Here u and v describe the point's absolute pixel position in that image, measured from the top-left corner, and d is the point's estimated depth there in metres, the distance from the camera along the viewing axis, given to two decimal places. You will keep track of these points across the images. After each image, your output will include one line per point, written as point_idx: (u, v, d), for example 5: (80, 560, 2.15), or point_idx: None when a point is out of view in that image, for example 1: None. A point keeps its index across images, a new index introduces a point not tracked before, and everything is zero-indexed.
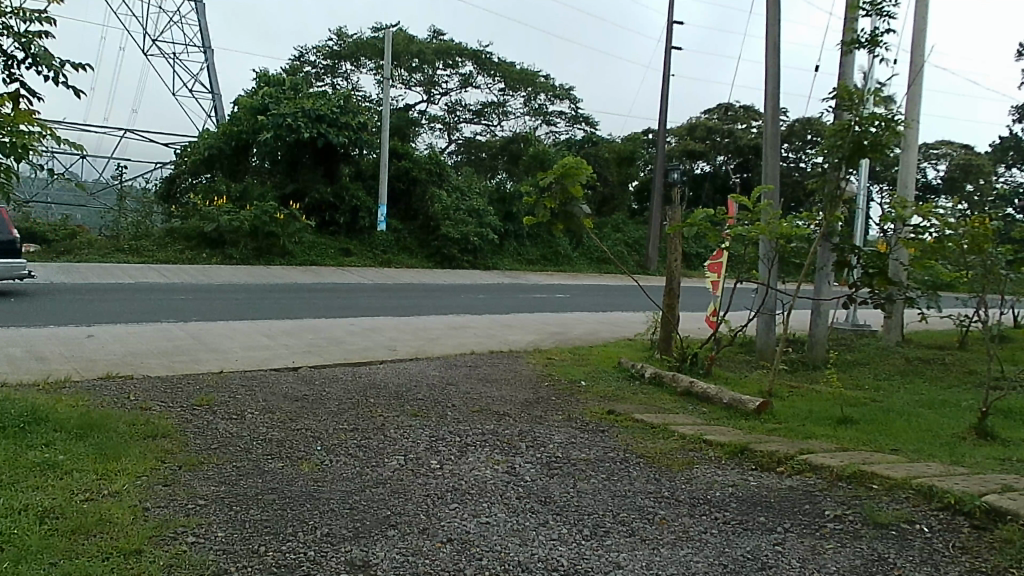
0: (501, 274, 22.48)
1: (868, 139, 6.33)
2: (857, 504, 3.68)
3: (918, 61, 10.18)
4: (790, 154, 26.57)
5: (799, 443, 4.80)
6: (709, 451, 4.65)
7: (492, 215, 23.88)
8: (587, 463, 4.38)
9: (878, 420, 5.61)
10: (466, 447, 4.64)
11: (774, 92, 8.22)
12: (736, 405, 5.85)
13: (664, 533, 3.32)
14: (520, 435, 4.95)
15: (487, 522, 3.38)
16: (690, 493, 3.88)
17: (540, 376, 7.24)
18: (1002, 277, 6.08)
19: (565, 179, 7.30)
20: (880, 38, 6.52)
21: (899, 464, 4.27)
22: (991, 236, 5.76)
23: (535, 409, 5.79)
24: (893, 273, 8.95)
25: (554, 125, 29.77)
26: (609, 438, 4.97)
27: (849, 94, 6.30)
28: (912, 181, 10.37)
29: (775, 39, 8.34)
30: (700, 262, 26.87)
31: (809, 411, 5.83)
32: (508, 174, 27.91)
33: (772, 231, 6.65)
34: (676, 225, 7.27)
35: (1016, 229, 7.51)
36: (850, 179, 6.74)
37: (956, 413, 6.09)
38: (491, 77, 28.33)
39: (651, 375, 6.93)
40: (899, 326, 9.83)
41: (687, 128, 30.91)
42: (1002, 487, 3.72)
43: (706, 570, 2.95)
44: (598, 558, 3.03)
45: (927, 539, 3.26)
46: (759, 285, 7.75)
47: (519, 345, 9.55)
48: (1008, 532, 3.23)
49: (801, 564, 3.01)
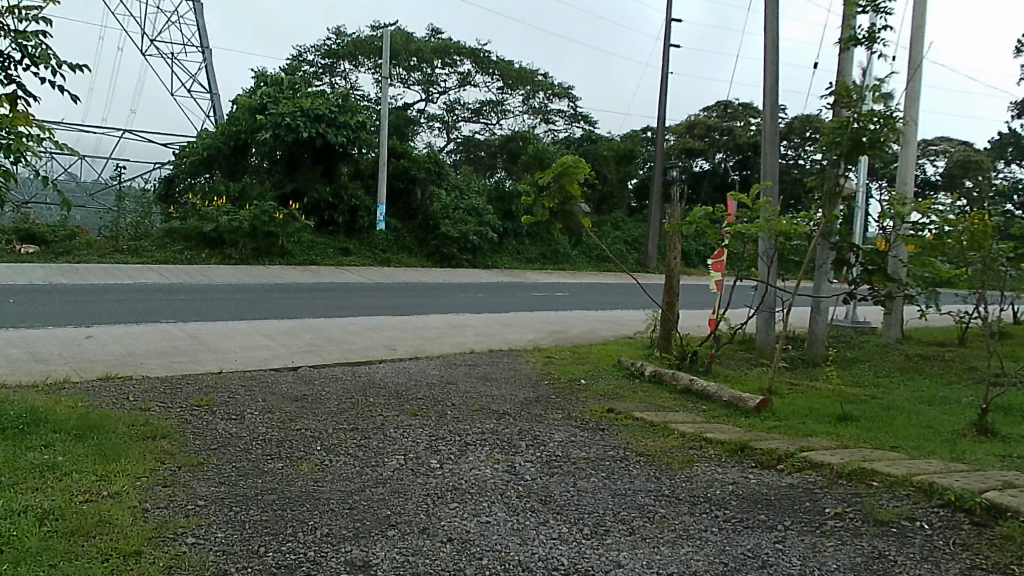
0: (501, 272, 22.47)
1: (867, 136, 6.31)
2: (858, 501, 3.68)
3: (916, 57, 10.18)
4: (789, 151, 26.58)
5: (800, 441, 4.80)
6: (709, 448, 4.65)
7: (491, 213, 23.87)
8: (588, 461, 4.38)
9: (878, 417, 5.62)
10: (466, 446, 4.63)
11: (773, 89, 8.21)
12: (736, 403, 5.84)
13: (665, 531, 3.32)
14: (520, 434, 4.95)
15: (487, 522, 3.38)
16: (690, 491, 3.88)
17: (540, 375, 7.24)
18: (1002, 274, 6.08)
19: (563, 178, 7.30)
20: (878, 35, 6.51)
21: (899, 461, 4.27)
22: (991, 232, 5.73)
23: (534, 408, 5.80)
24: (892, 270, 8.95)
25: (553, 124, 29.77)
26: (609, 436, 4.97)
27: (847, 91, 6.30)
28: (911, 177, 10.36)
29: (773, 36, 8.33)
30: (700, 260, 26.88)
31: (809, 408, 5.84)
32: (507, 172, 27.91)
33: (771, 228, 6.65)
34: (675, 223, 7.27)
35: (1016, 225, 7.50)
36: (848, 175, 6.74)
37: (956, 410, 6.09)
38: (490, 76, 28.29)
39: (651, 373, 6.93)
40: (899, 322, 9.83)
41: (686, 125, 30.93)
42: (1002, 483, 3.72)
43: (707, 569, 2.94)
44: (598, 557, 3.03)
45: (928, 536, 3.26)
46: (759, 283, 7.75)
47: (519, 344, 9.55)
48: (1009, 529, 3.23)
49: (801, 562, 3.01)
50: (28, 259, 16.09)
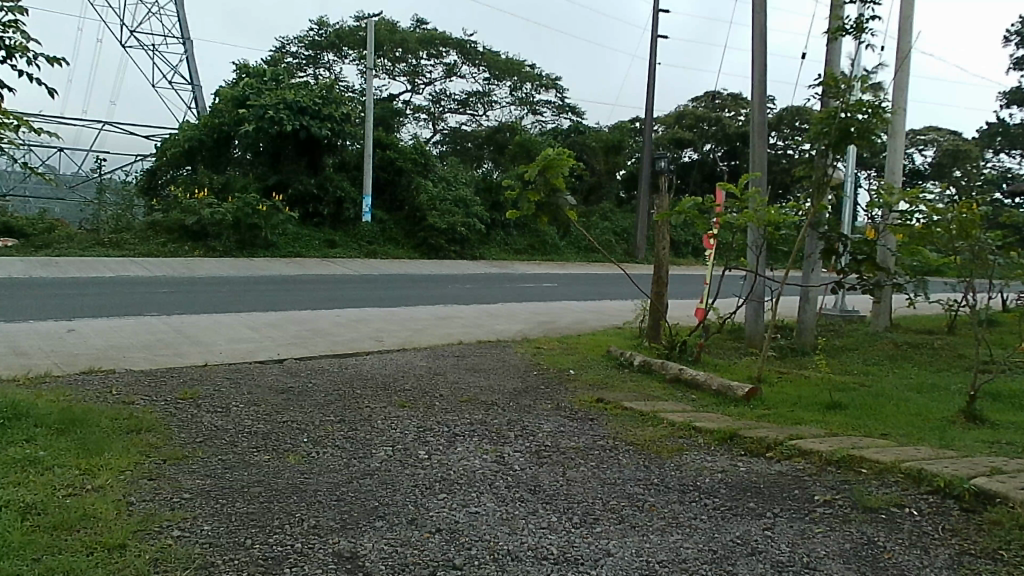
0: (488, 264, 22.45)
1: (854, 126, 6.32)
2: (847, 488, 3.68)
3: (904, 47, 10.20)
4: (778, 141, 26.67)
5: (789, 429, 4.80)
6: (699, 437, 4.65)
7: (478, 204, 23.86)
8: (577, 450, 4.39)
9: (867, 405, 5.63)
10: (455, 437, 4.62)
11: (760, 80, 8.20)
12: (725, 391, 5.85)
13: (654, 519, 3.32)
14: (508, 424, 4.96)
15: (476, 512, 3.37)
16: (679, 479, 3.88)
17: (529, 365, 7.22)
18: (990, 263, 6.06)
19: (548, 171, 7.28)
20: (865, 25, 6.52)
21: (889, 448, 4.29)
22: (978, 221, 5.74)
23: (523, 398, 5.79)
24: (881, 260, 8.97)
25: (540, 115, 29.79)
26: (599, 426, 4.96)
27: (835, 80, 6.29)
28: (900, 167, 10.40)
29: (761, 27, 8.33)
30: (689, 251, 26.96)
31: (799, 396, 5.85)
32: (493, 163, 27.93)
33: (759, 218, 6.60)
34: (662, 214, 7.23)
35: (1004, 214, 7.51)
36: (836, 166, 6.75)
37: (944, 397, 6.11)
38: (476, 67, 28.25)
39: (640, 363, 6.93)
40: (887, 312, 9.89)
41: (675, 116, 30.99)
42: (990, 469, 3.74)
43: (698, 556, 2.94)
44: (587, 546, 3.03)
45: (916, 522, 3.27)
46: (747, 273, 7.73)
47: (507, 335, 9.54)
48: (997, 514, 3.24)
49: (790, 548, 3.01)
50: (9, 253, 15.99)
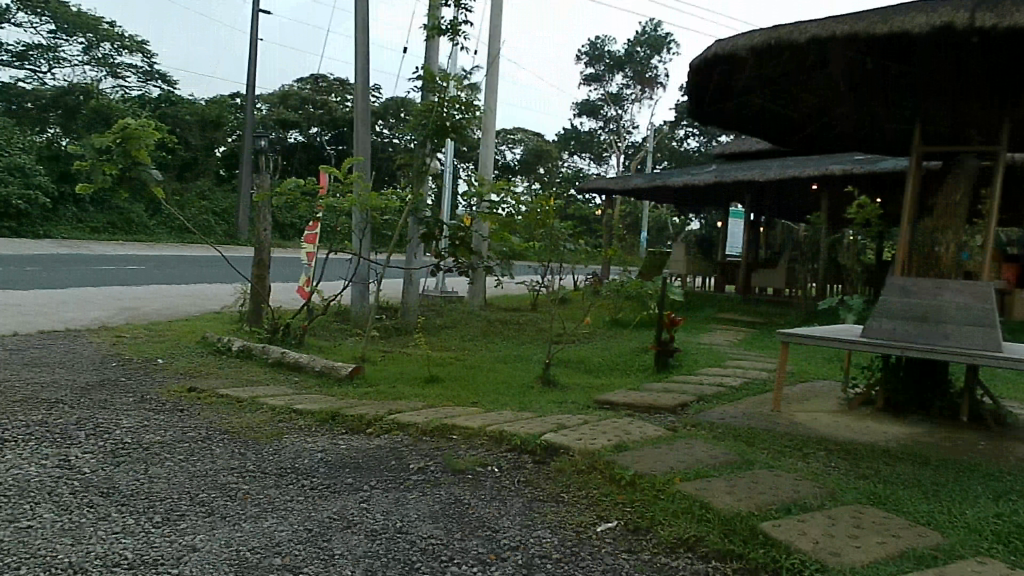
0: (60, 243, 19.79)
1: (450, 121, 6.79)
2: (438, 455, 3.94)
3: (494, 52, 11.23)
4: (383, 130, 27.71)
5: (388, 404, 5.00)
6: (299, 420, 4.61)
7: (41, 175, 20.96)
8: (162, 445, 4.05)
9: (460, 377, 6.11)
10: (7, 444, 3.96)
11: (363, 67, 8.38)
12: (329, 372, 5.92)
13: (247, 507, 3.21)
14: (78, 423, 4.40)
15: (30, 527, 2.92)
16: (275, 463, 3.80)
17: (109, 357, 6.51)
18: (562, 249, 6.87)
19: (128, 142, 6.60)
20: (459, 28, 7.02)
21: (476, 414, 4.68)
22: (551, 213, 6.53)
23: (99, 393, 5.19)
24: (475, 245, 9.86)
25: (122, 79, 27.07)
26: (190, 417, 4.65)
27: (432, 76, 6.70)
28: (490, 162, 11.44)
29: (365, 17, 8.51)
30: (296, 234, 26.76)
31: (398, 373, 6.13)
32: (63, 129, 24.63)
33: (362, 202, 6.66)
34: (262, 194, 7.02)
35: (574, 207, 8.66)
36: (435, 158, 7.21)
37: (524, 366, 6.88)
38: (36, 15, 24.63)
39: (239, 347, 6.67)
40: (481, 292, 10.92)
41: (279, 96, 30.44)
42: (557, 425, 4.29)
43: (290, 537, 2.90)
44: (170, 544, 2.81)
45: (496, 478, 3.62)
46: (351, 256, 7.87)
47: (82, 324, 8.48)
48: (561, 463, 3.73)
49: (384, 517, 3.12)
50: None
